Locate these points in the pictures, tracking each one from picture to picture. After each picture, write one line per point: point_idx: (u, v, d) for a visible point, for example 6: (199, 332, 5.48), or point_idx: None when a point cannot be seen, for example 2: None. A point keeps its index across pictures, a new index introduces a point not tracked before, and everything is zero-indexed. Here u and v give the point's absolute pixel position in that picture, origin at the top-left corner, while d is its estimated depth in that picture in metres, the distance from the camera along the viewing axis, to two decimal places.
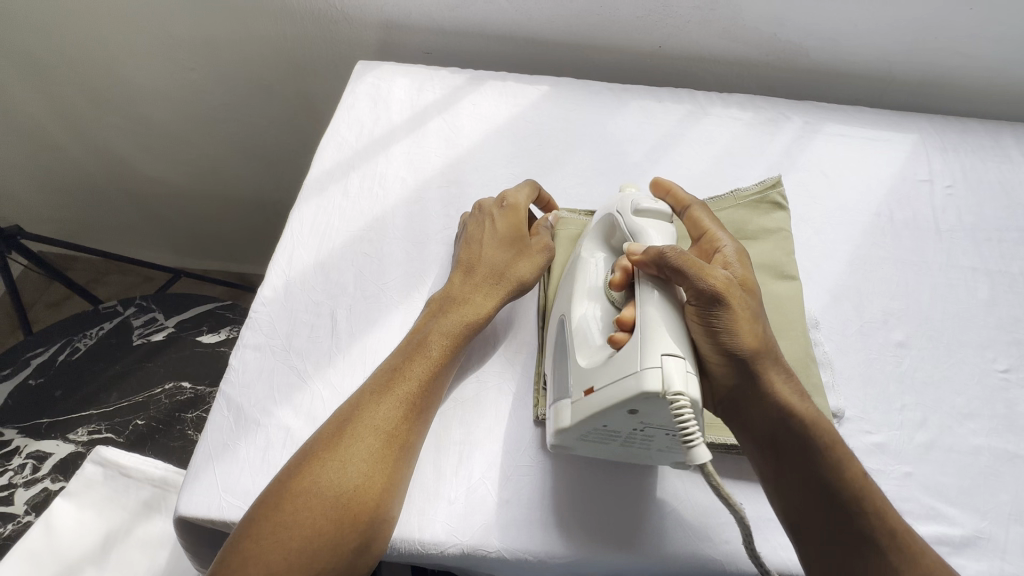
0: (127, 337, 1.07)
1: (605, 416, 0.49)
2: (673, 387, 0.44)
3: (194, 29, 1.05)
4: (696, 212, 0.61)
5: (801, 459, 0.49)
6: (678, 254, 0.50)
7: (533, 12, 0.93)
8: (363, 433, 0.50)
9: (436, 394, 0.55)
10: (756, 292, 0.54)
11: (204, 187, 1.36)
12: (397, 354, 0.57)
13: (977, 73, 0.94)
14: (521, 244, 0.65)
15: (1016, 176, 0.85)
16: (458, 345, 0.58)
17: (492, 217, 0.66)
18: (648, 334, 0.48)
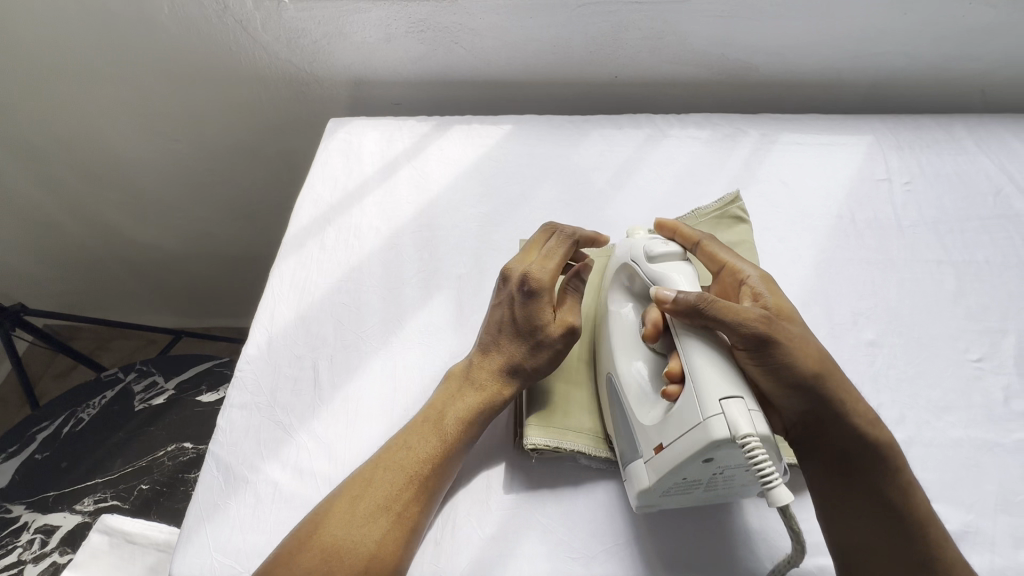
0: (129, 403, 1.10)
1: (682, 470, 0.48)
2: (741, 430, 0.44)
3: (176, 102, 1.10)
4: (709, 246, 0.62)
5: (872, 486, 0.50)
6: (715, 300, 0.51)
7: (491, 57, 0.98)
8: (375, 510, 0.51)
9: (447, 472, 0.56)
10: (797, 318, 0.55)
11: (197, 248, 1.40)
12: (412, 428, 0.57)
13: (924, 71, 0.98)
14: (543, 323, 0.60)
15: (973, 166, 0.87)
16: (473, 428, 0.58)
17: (513, 296, 0.62)
18: (702, 382, 0.48)
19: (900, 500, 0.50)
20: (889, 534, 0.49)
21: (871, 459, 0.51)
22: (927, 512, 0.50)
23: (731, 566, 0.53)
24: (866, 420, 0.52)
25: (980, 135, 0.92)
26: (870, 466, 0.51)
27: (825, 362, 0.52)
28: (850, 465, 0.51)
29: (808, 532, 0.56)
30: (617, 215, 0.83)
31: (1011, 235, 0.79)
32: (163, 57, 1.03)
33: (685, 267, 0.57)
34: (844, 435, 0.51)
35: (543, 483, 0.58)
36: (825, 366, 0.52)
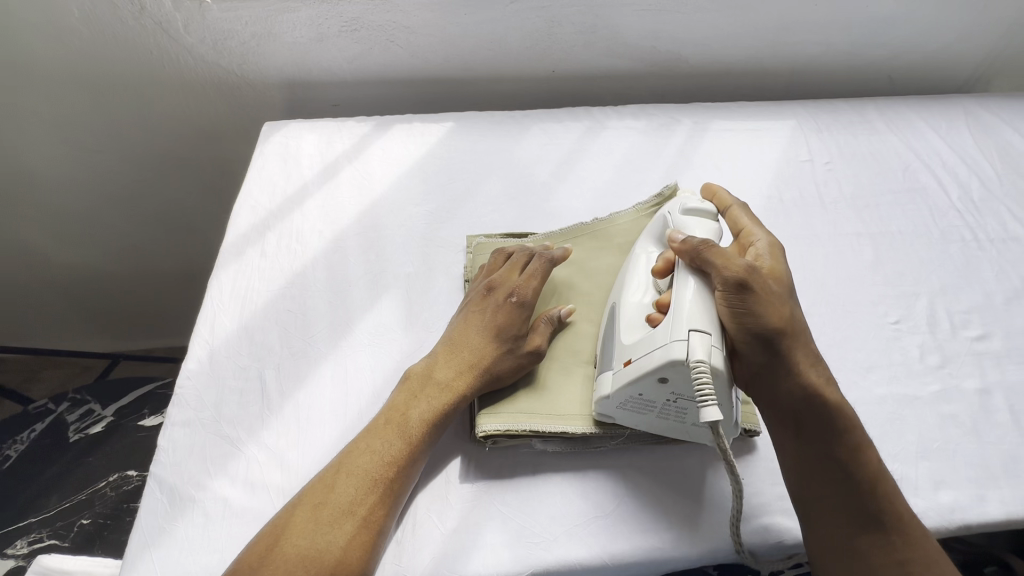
0: (64, 435, 1.03)
1: (641, 385, 0.54)
2: (695, 356, 0.50)
3: (97, 111, 1.04)
4: (737, 211, 0.64)
5: (821, 436, 0.53)
6: (711, 245, 0.55)
7: (428, 55, 0.97)
8: (339, 517, 0.50)
9: (411, 475, 0.55)
10: (785, 281, 0.57)
11: (132, 267, 1.32)
12: (375, 430, 0.56)
13: (837, 58, 1.04)
14: (513, 341, 0.61)
15: (884, 145, 0.94)
16: (437, 430, 0.57)
17: (494, 304, 0.63)
18: (682, 311, 0.53)
19: (847, 453, 0.53)
20: (833, 481, 0.52)
21: (827, 414, 0.53)
22: (870, 461, 0.53)
23: (685, 534, 0.56)
24: (824, 377, 0.54)
25: (889, 116, 0.99)
26: (819, 420, 0.53)
27: (798, 324, 0.54)
28: (803, 415, 0.54)
29: (753, 494, 0.59)
30: (561, 207, 0.84)
31: (919, 206, 0.86)
32: (75, 62, 0.97)
33: (711, 225, 0.62)
34: (803, 391, 0.53)
35: (501, 473, 0.58)
36: (797, 330, 0.54)
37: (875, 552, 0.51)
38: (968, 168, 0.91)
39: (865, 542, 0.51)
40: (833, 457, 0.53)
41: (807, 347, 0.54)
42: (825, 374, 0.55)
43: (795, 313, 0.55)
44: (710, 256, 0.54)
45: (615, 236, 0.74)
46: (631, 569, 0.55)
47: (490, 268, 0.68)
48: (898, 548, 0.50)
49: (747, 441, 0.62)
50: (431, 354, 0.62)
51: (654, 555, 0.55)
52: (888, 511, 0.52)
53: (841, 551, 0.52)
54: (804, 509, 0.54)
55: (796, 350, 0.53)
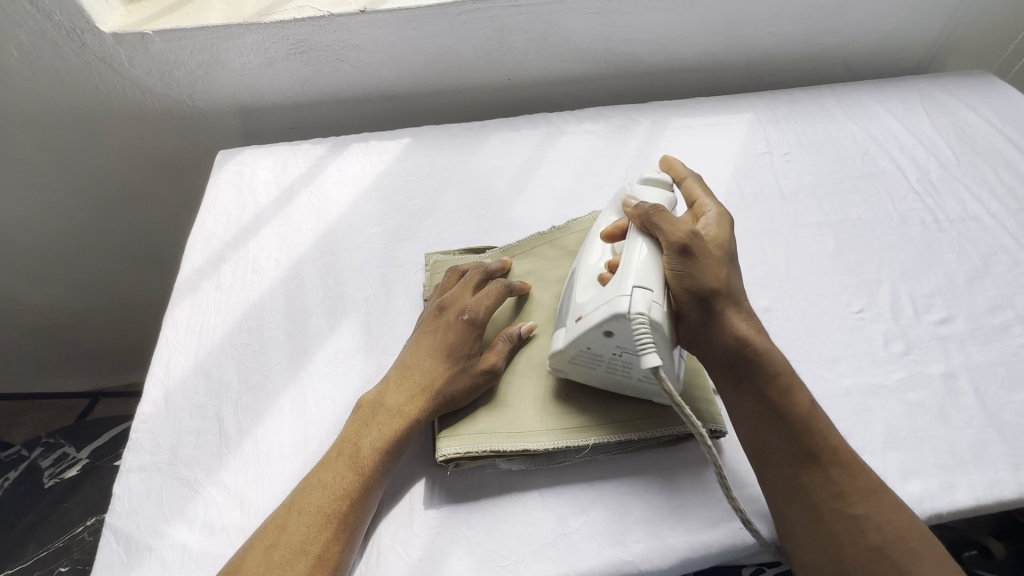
0: (38, 481, 1.01)
1: (585, 339, 0.55)
2: (637, 309, 0.51)
3: (47, 150, 1.02)
4: (690, 183, 0.66)
5: (758, 386, 0.54)
6: (661, 211, 0.57)
7: (380, 71, 0.96)
8: (291, 559, 0.49)
9: (367, 507, 0.54)
10: (729, 248, 0.59)
11: (101, 303, 1.30)
12: (325, 465, 0.55)
13: (791, 48, 1.05)
14: (465, 361, 0.60)
15: (842, 132, 0.94)
16: (390, 458, 0.56)
17: (447, 323, 0.62)
18: (631, 269, 0.54)
19: (780, 401, 0.53)
20: (772, 422, 0.53)
21: (767, 368, 0.54)
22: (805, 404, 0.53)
23: (654, 545, 0.55)
24: (758, 334, 0.55)
25: (845, 102, 0.99)
26: (754, 371, 0.54)
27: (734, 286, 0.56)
28: (742, 367, 0.55)
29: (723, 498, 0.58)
30: (521, 216, 0.83)
31: (878, 191, 0.86)
32: (21, 104, 0.95)
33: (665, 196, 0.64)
34: (739, 345, 0.54)
35: (465, 495, 0.57)
36: (734, 292, 0.56)
37: (817, 487, 0.51)
38: (926, 150, 0.91)
39: (806, 478, 0.51)
40: (768, 401, 0.53)
41: (744, 307, 0.56)
42: (762, 332, 0.56)
43: (735, 275, 0.57)
44: (659, 218, 0.56)
45: (574, 245, 0.73)
46: None
47: (447, 286, 0.67)
48: (837, 480, 0.51)
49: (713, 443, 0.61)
50: (382, 381, 0.61)
51: (624, 570, 0.54)
52: (824, 446, 0.52)
53: (787, 491, 0.52)
54: (752, 455, 0.55)
55: (732, 308, 0.55)
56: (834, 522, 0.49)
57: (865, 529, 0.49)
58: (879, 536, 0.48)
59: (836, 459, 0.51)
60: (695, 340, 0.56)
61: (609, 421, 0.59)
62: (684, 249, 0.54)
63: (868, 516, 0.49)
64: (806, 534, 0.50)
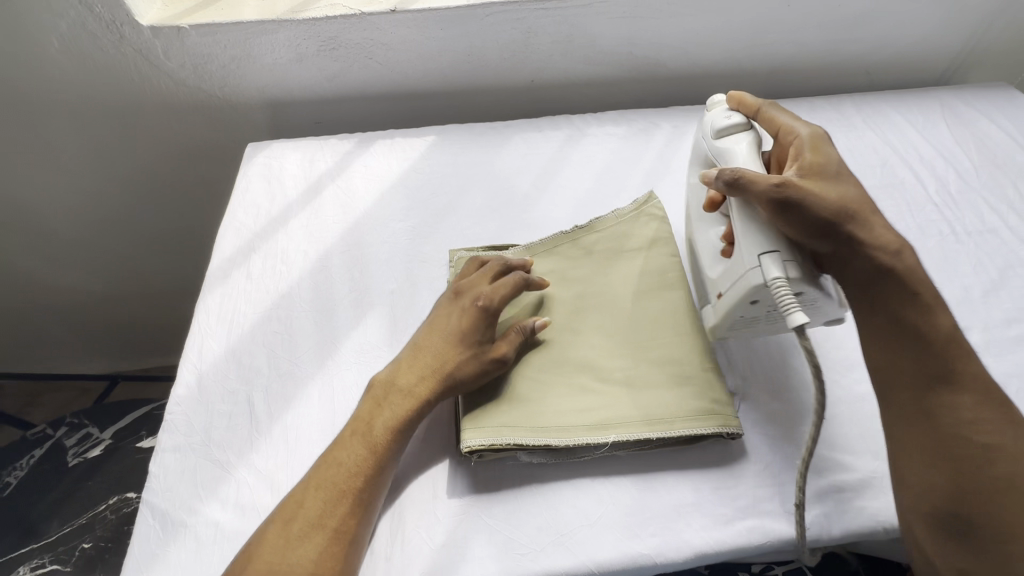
0: (62, 460, 1.04)
1: (733, 312, 0.62)
2: (772, 275, 0.55)
3: (80, 137, 1.04)
4: (769, 113, 0.68)
5: (894, 310, 0.56)
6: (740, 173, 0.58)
7: (407, 69, 0.98)
8: (309, 532, 0.52)
9: (380, 484, 0.56)
10: (825, 173, 0.60)
11: (125, 289, 1.33)
12: (340, 444, 0.57)
13: (813, 56, 1.05)
14: (477, 348, 0.62)
15: (862, 142, 0.95)
16: (402, 436, 0.58)
17: (463, 309, 0.64)
18: (743, 240, 0.59)
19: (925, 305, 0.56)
20: (904, 346, 0.55)
21: (905, 274, 0.56)
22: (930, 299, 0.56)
23: (669, 539, 0.57)
24: (896, 241, 0.57)
25: (866, 112, 1.00)
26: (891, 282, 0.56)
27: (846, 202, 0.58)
28: (880, 285, 0.57)
29: (737, 497, 0.59)
30: (543, 215, 0.85)
31: (896, 201, 0.87)
32: (59, 93, 0.97)
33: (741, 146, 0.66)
34: (874, 264, 0.57)
35: (487, 484, 0.59)
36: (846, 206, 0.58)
37: (946, 412, 0.52)
38: (946, 162, 0.92)
39: (935, 401, 0.53)
40: (907, 330, 0.55)
41: (865, 216, 0.58)
42: (891, 236, 0.58)
43: (846, 194, 0.58)
44: (744, 175, 0.58)
45: (594, 246, 0.74)
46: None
47: (468, 273, 0.70)
48: (967, 404, 0.52)
49: (729, 444, 0.62)
50: (397, 361, 0.64)
51: (639, 562, 0.56)
52: (959, 372, 0.53)
53: (915, 414, 0.53)
54: (874, 377, 0.57)
55: (856, 224, 0.57)
56: (961, 444, 0.51)
57: (989, 452, 0.51)
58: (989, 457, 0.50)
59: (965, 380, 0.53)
60: (840, 272, 0.58)
61: (628, 418, 0.61)
62: (782, 201, 0.56)
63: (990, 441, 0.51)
64: (925, 454, 0.52)
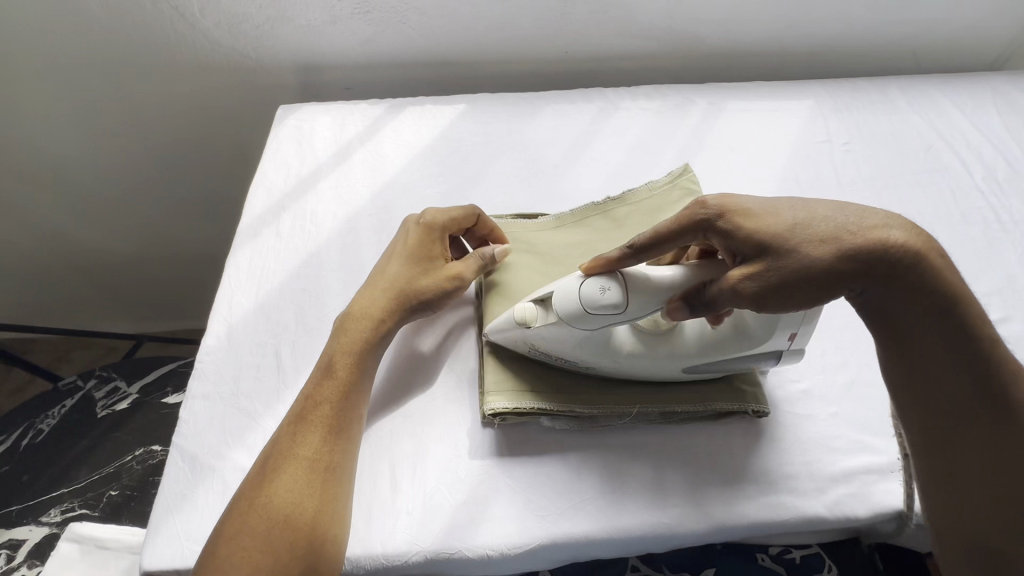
0: (91, 411, 1.06)
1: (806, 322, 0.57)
2: None
3: (115, 94, 1.06)
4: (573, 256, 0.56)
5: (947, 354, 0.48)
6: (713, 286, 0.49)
7: (440, 36, 0.97)
8: (285, 463, 0.52)
9: (353, 415, 0.57)
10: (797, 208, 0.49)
11: (153, 251, 1.35)
12: (308, 380, 0.58)
13: (858, 36, 1.01)
14: (430, 264, 0.65)
15: (906, 126, 0.92)
16: (364, 361, 0.59)
17: (413, 237, 0.66)
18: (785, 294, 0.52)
19: (947, 293, 0.47)
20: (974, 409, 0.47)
21: (915, 256, 0.47)
22: (942, 257, 0.48)
23: (691, 510, 0.56)
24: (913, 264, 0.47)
25: (912, 95, 0.96)
26: (916, 283, 0.47)
27: (804, 244, 0.47)
28: (904, 307, 0.48)
29: (761, 473, 0.59)
30: (573, 187, 0.84)
31: (940, 187, 0.84)
32: (97, 47, 0.98)
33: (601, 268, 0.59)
34: (900, 280, 0.47)
35: (510, 447, 0.60)
36: (786, 234, 0.47)
37: None
38: (994, 148, 0.88)
39: None
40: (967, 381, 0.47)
41: (814, 225, 0.48)
42: (855, 225, 0.48)
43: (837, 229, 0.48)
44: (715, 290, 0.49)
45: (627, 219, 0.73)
46: (637, 542, 0.56)
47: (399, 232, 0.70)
48: None
49: (755, 421, 0.62)
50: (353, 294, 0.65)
51: (659, 530, 0.56)
52: None
53: None
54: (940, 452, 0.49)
55: (823, 245, 0.47)
56: None
57: None
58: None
59: (994, 381, 0.47)
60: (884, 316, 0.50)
61: (648, 391, 0.61)
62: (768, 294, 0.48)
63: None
64: None
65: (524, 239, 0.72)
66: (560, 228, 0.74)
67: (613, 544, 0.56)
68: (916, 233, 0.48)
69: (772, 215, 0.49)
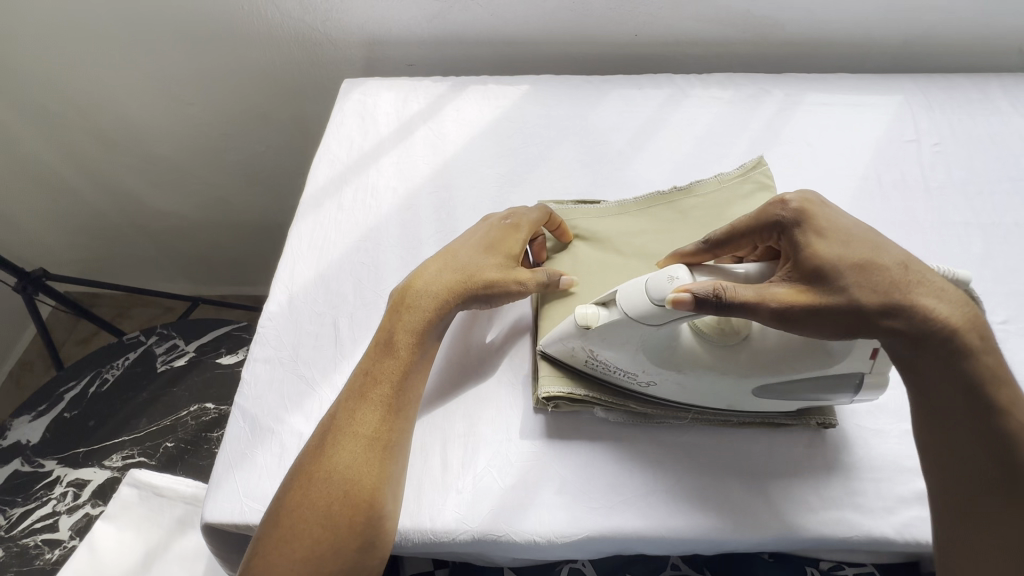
0: (151, 365, 1.10)
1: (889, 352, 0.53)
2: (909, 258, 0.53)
3: (187, 62, 1.09)
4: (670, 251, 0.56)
5: (975, 420, 0.47)
6: (726, 290, 0.46)
7: (508, 15, 0.95)
8: (345, 438, 0.53)
9: (412, 394, 0.57)
10: (846, 252, 0.48)
11: (213, 217, 1.39)
12: (369, 356, 0.59)
13: (957, 29, 0.94)
14: (504, 259, 0.63)
15: (1005, 128, 0.84)
16: (426, 342, 0.59)
17: (492, 229, 0.66)
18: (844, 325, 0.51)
19: (983, 366, 0.47)
20: (998, 478, 0.46)
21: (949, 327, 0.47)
22: (986, 337, 0.48)
23: (747, 517, 0.54)
24: (950, 317, 0.47)
25: (1015, 94, 0.88)
26: (949, 350, 0.47)
27: (840, 280, 0.47)
28: (934, 370, 0.48)
29: (825, 487, 0.56)
30: (636, 176, 0.81)
31: None
32: (173, 15, 1.01)
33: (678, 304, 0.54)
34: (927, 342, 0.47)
35: (561, 435, 0.59)
36: (821, 273, 0.48)
37: None
38: None
39: None
40: (994, 443, 0.46)
41: (851, 269, 0.48)
42: (890, 279, 0.48)
43: (878, 275, 0.48)
44: (729, 292, 0.46)
45: (693, 212, 0.70)
46: (687, 543, 0.55)
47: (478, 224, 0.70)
48: None
49: (820, 432, 0.59)
50: (415, 273, 0.65)
51: (711, 534, 0.54)
52: None
53: None
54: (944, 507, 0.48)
55: (852, 290, 0.47)
56: None
57: None
58: None
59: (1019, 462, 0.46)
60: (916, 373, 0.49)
61: None
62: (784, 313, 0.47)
63: None
64: None
65: (584, 225, 0.71)
66: (623, 215, 0.71)
67: (662, 543, 0.55)
68: (959, 308, 0.48)
69: (812, 251, 0.49)
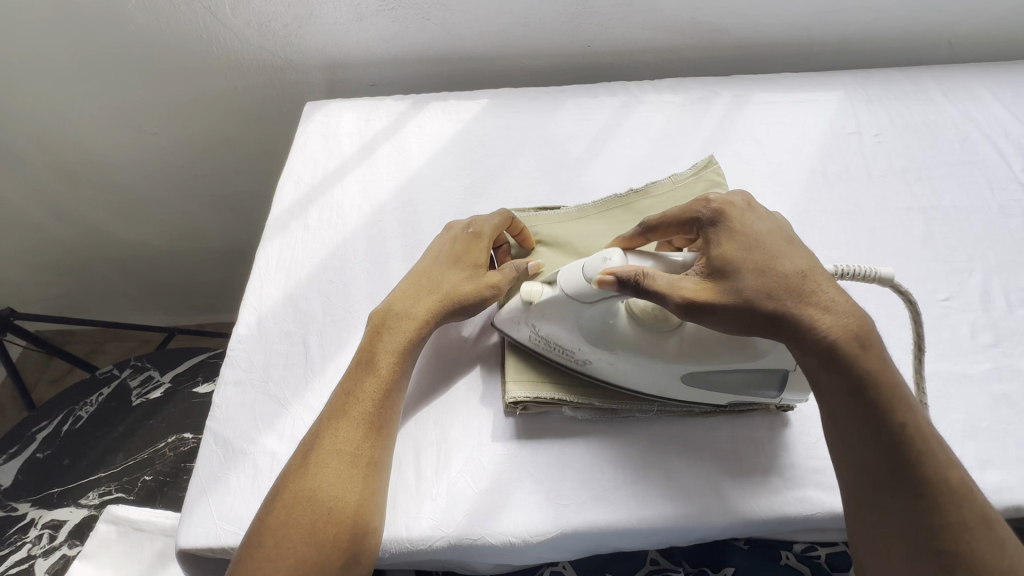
0: (126, 399, 1.08)
1: None
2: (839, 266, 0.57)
3: (150, 93, 1.09)
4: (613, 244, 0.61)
5: (868, 421, 0.48)
6: (647, 275, 0.51)
7: (463, 32, 0.98)
8: (328, 458, 0.53)
9: (393, 410, 0.58)
10: (744, 258, 0.52)
11: (185, 245, 1.39)
12: (350, 376, 0.59)
13: (888, 27, 0.99)
14: (470, 269, 0.65)
15: (940, 117, 0.89)
16: (406, 359, 0.60)
17: (456, 242, 0.67)
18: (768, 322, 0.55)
19: (877, 370, 0.49)
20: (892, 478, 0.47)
21: (838, 334, 0.49)
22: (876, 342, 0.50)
23: (715, 502, 0.56)
24: (841, 323, 0.50)
25: (948, 85, 0.93)
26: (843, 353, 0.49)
27: (735, 283, 0.51)
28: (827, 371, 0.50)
29: (787, 467, 0.58)
30: (595, 181, 0.84)
31: (975, 178, 0.82)
32: (133, 48, 1.02)
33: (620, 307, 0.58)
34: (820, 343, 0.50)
35: (532, 437, 0.60)
36: (722, 271, 0.51)
37: None
38: None
39: None
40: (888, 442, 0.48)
41: (749, 272, 0.51)
42: (784, 283, 0.51)
43: (770, 280, 0.51)
44: (648, 278, 0.51)
45: (649, 212, 0.73)
46: (659, 533, 0.56)
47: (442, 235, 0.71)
48: None
49: (781, 416, 0.61)
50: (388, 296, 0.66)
51: (681, 522, 0.55)
52: None
53: None
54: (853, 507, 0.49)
55: (745, 291, 0.50)
56: None
57: None
58: (953, 531, 0.46)
59: (915, 466, 0.47)
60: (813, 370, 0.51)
61: None
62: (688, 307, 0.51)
63: (950, 520, 0.46)
64: None
65: (545, 230, 0.72)
66: (582, 219, 0.73)
67: (635, 534, 0.56)
68: (852, 316, 0.50)
69: (719, 251, 0.52)
